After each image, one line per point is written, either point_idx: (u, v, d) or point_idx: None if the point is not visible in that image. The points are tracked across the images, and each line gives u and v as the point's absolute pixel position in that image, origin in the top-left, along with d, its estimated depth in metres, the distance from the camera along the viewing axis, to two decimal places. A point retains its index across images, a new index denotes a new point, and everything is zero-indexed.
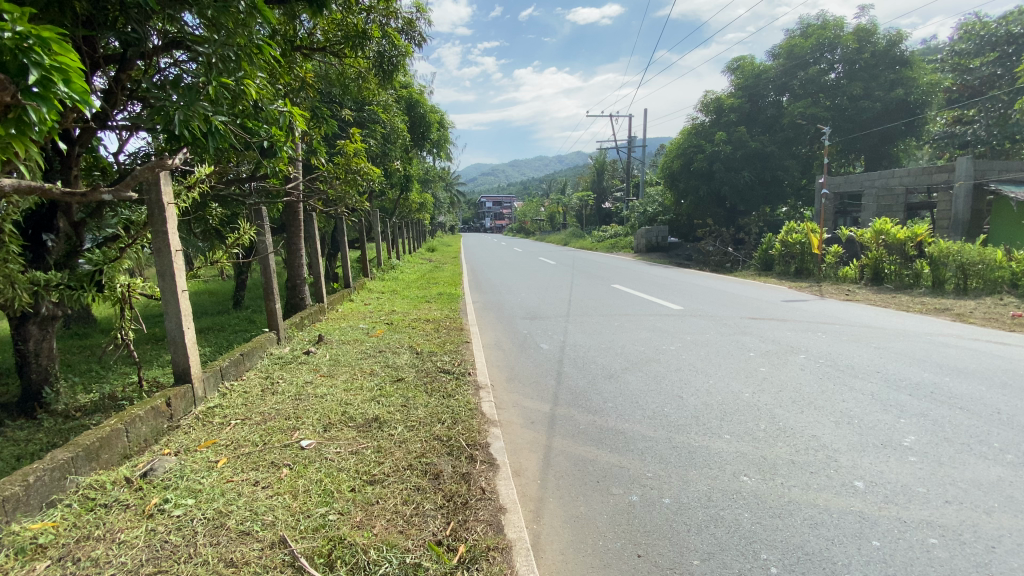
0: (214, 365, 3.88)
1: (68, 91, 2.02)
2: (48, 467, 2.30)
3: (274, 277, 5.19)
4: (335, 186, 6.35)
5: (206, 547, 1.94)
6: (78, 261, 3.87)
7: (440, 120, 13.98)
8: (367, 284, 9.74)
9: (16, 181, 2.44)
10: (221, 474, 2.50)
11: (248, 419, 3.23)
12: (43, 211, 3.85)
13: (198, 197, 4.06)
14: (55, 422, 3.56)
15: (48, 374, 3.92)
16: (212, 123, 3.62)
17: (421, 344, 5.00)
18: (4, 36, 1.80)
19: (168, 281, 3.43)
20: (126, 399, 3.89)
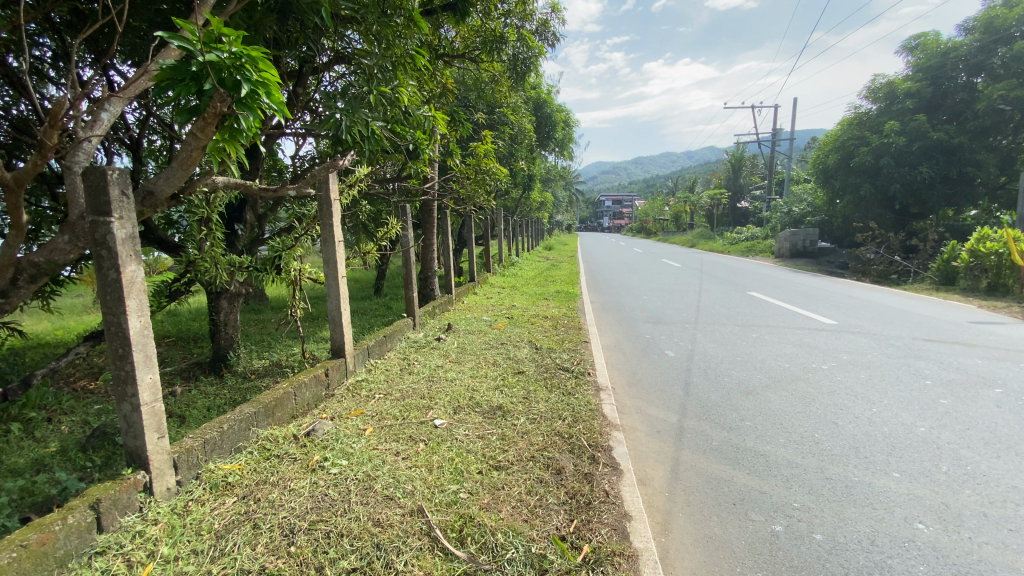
0: (362, 344, 4.34)
1: (269, 102, 2.38)
2: (238, 417, 2.76)
3: (413, 268, 5.63)
4: (466, 186, 6.71)
5: (358, 505, 2.16)
6: (259, 247, 4.57)
7: (566, 119, 14.10)
8: (490, 279, 10.12)
9: (226, 179, 2.96)
10: (369, 442, 2.78)
11: (389, 394, 3.56)
12: (236, 205, 4.62)
13: (355, 194, 4.55)
14: (236, 381, 4.26)
15: (232, 340, 4.71)
16: (371, 129, 4.03)
17: (541, 340, 5.07)
18: (223, 56, 2.17)
19: (331, 266, 3.91)
20: (289, 367, 4.52)
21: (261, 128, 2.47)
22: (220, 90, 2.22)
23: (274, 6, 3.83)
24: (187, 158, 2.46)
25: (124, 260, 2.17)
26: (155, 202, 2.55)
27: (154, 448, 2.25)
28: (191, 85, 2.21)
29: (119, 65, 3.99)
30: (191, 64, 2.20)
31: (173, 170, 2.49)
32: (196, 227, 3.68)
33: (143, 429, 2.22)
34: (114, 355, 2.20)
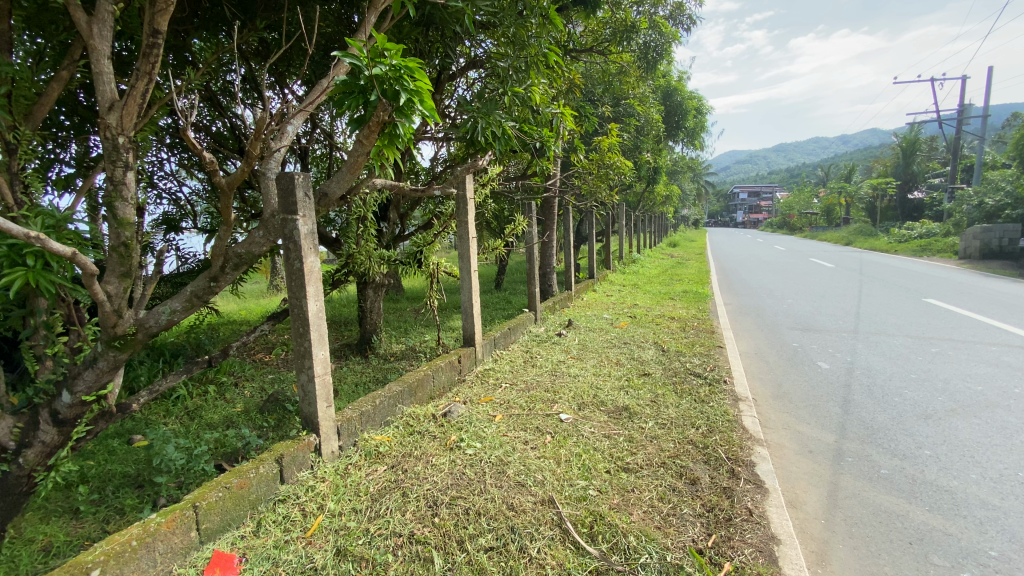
0: (489, 335, 4.55)
1: (422, 109, 2.57)
2: (387, 394, 3.07)
3: (537, 263, 5.73)
4: (589, 181, 6.62)
5: (493, 487, 2.27)
6: (402, 241, 4.98)
7: (696, 107, 13.25)
8: (610, 276, 9.91)
9: (383, 180, 3.27)
10: (499, 428, 2.92)
11: (514, 384, 3.69)
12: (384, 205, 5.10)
13: (487, 192, 4.75)
14: (378, 363, 4.74)
15: (376, 325, 5.22)
16: (504, 129, 4.13)
17: (668, 342, 4.84)
18: (386, 69, 2.40)
19: (465, 261, 4.15)
20: (422, 353, 4.90)
21: (414, 133, 2.70)
22: (382, 101, 2.48)
23: (421, 20, 4.15)
24: (354, 163, 2.76)
25: (306, 252, 2.55)
26: (328, 203, 2.87)
27: (323, 415, 2.60)
28: (359, 97, 2.50)
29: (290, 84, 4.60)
30: (360, 77, 2.47)
31: (343, 173, 2.81)
32: (353, 225, 4.14)
33: (315, 398, 2.57)
34: (297, 333, 2.59)
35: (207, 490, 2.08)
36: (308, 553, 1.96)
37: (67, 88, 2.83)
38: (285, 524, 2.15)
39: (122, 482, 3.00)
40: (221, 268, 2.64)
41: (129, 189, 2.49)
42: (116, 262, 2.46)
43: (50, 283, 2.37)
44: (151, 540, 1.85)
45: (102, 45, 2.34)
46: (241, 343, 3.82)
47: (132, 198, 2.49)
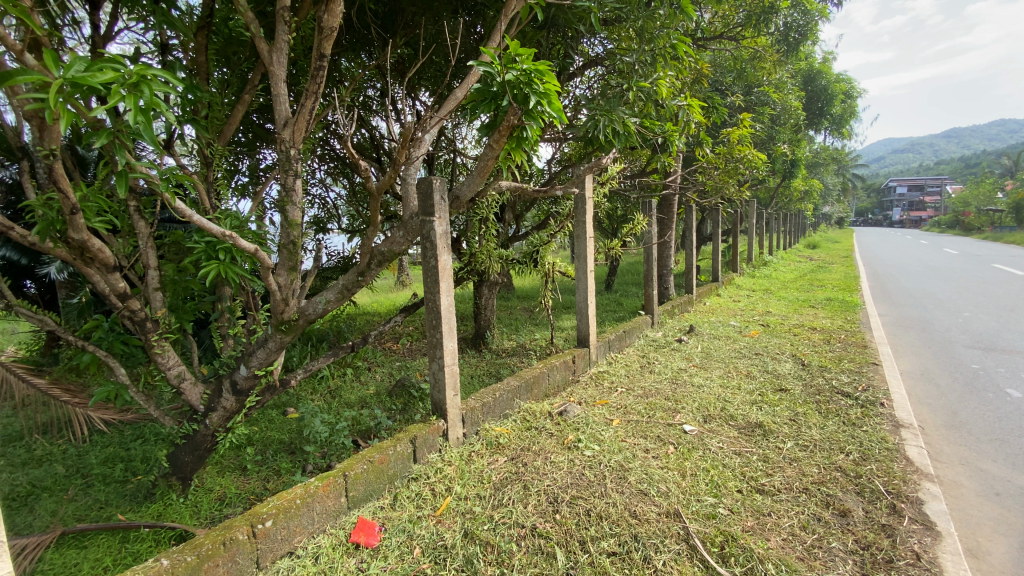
0: (605, 336, 4.48)
1: (550, 110, 2.60)
2: (507, 388, 3.17)
3: (656, 265, 5.50)
4: (715, 177, 6.20)
5: (615, 492, 2.24)
6: (518, 241, 5.06)
7: (845, 90, 11.75)
8: (735, 280, 9.15)
9: (509, 183, 3.31)
10: (617, 433, 2.86)
11: (632, 390, 3.59)
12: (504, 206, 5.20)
13: (606, 192, 4.65)
14: (491, 358, 4.90)
15: (489, 322, 5.39)
16: (626, 126, 4.02)
17: (808, 355, 4.35)
18: (516, 74, 2.47)
19: (582, 260, 4.12)
20: (534, 351, 4.98)
21: (541, 134, 2.75)
22: (513, 105, 2.56)
23: (547, 22, 4.22)
24: (484, 166, 2.79)
25: (440, 251, 2.74)
26: (459, 206, 2.96)
27: (450, 403, 2.76)
28: (490, 104, 2.63)
29: (421, 95, 4.94)
30: (492, 84, 2.60)
31: (473, 177, 2.86)
32: (476, 224, 4.32)
33: (444, 385, 2.74)
34: (431, 325, 2.79)
35: (355, 461, 2.32)
36: (438, 531, 2.10)
37: (249, 108, 3.36)
38: (417, 501, 2.32)
39: (279, 447, 3.47)
40: (367, 264, 2.77)
41: (297, 194, 2.86)
42: (286, 257, 2.87)
43: (237, 274, 2.81)
44: (312, 499, 2.11)
45: (279, 70, 2.73)
46: (375, 333, 3.85)
47: (299, 202, 2.86)
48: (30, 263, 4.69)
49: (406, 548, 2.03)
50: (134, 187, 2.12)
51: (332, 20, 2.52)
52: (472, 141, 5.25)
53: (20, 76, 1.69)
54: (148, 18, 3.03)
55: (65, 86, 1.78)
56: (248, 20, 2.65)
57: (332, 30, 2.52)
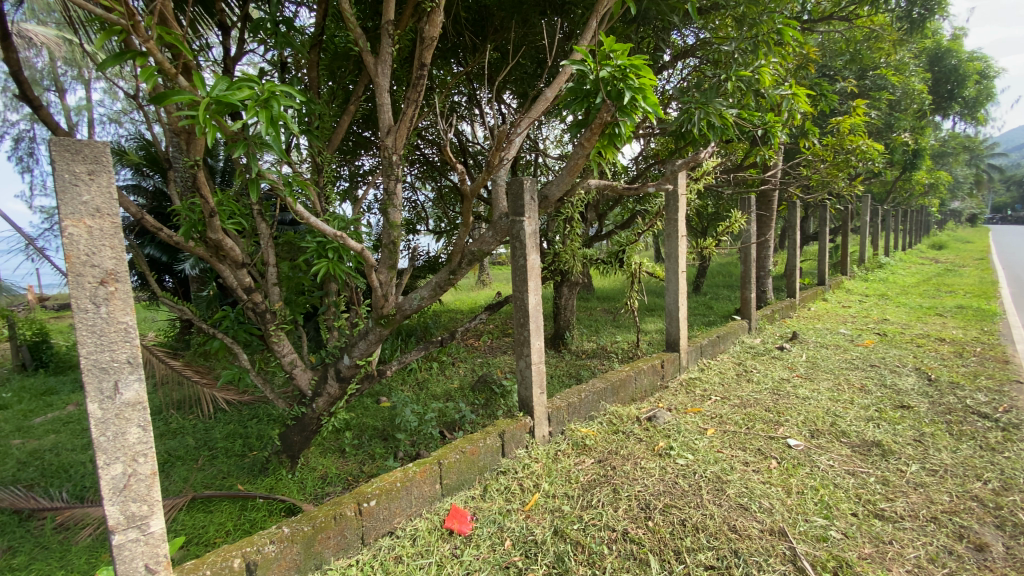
0: (696, 341, 4.28)
1: (645, 106, 2.53)
2: (593, 390, 3.14)
3: (754, 266, 5.16)
4: (822, 171, 5.69)
5: (711, 504, 2.15)
6: (603, 241, 4.97)
7: (982, 68, 10.27)
8: (845, 283, 8.31)
9: (599, 182, 3.25)
10: (712, 443, 2.73)
11: (727, 399, 3.40)
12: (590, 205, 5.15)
13: (700, 189, 4.43)
14: (572, 358, 4.87)
15: (569, 322, 5.34)
16: (723, 118, 3.80)
17: (936, 369, 3.85)
18: (612, 70, 2.43)
19: (673, 261, 3.97)
20: (617, 353, 4.88)
21: (634, 131, 2.69)
22: (607, 102, 2.53)
23: (638, 16, 4.11)
24: (574, 165, 2.77)
25: (529, 250, 2.77)
26: (548, 206, 2.95)
27: (536, 401, 2.79)
28: (584, 102, 2.63)
29: (507, 98, 5.02)
30: (585, 83, 2.59)
31: (562, 176, 2.84)
32: (560, 224, 4.30)
33: (532, 383, 2.76)
34: (519, 323, 2.83)
35: (448, 451, 2.42)
36: (528, 526, 2.13)
37: (353, 117, 3.63)
38: (506, 495, 2.37)
39: (373, 433, 3.70)
40: (458, 263, 2.83)
41: (396, 197, 3.03)
42: (386, 256, 3.05)
43: (343, 271, 3.03)
44: (410, 484, 2.23)
45: (384, 81, 2.91)
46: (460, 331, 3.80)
47: (399, 204, 3.03)
48: (170, 260, 5.41)
49: (497, 539, 2.08)
50: (263, 191, 2.37)
51: (433, 30, 2.64)
52: (556, 141, 5.24)
53: (178, 96, 1.95)
54: (269, 41, 3.37)
55: (211, 104, 2.03)
56: (358, 36, 2.85)
57: (433, 40, 2.64)
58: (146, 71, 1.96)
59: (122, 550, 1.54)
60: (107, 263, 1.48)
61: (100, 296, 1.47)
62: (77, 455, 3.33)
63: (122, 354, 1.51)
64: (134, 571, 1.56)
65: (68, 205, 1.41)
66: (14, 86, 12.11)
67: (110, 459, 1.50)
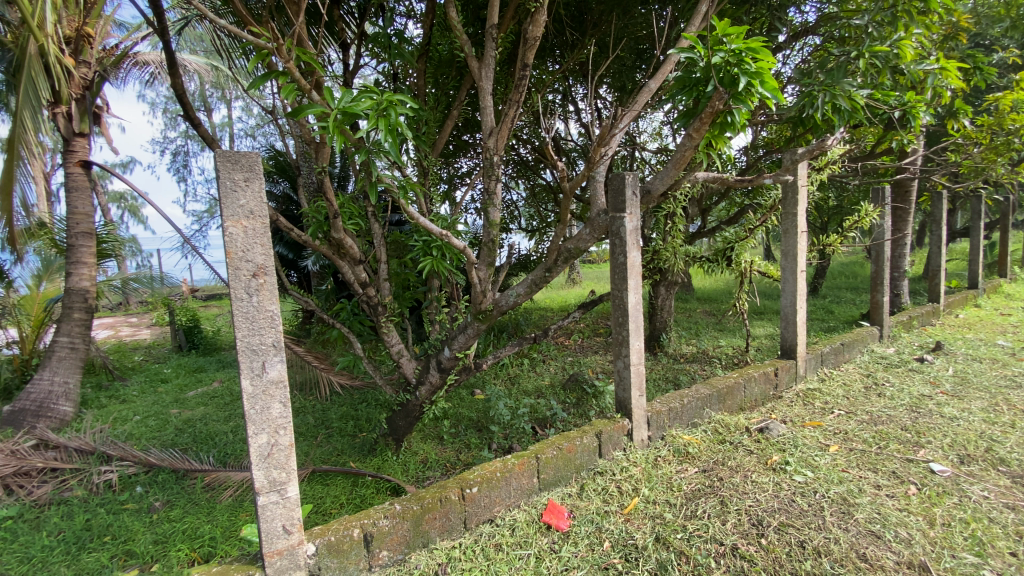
0: (816, 348, 3.91)
1: (763, 90, 2.35)
2: (697, 396, 3.00)
3: (887, 267, 4.60)
4: (975, 156, 4.90)
5: (835, 527, 1.98)
6: (708, 238, 4.70)
7: None
8: (1004, 288, 7.08)
9: (706, 174, 3.07)
10: (836, 461, 2.48)
11: (854, 414, 3.06)
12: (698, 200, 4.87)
13: (823, 181, 4.03)
14: (670, 361, 4.68)
15: (666, 324, 5.11)
16: (852, 100, 3.41)
17: None
18: (726, 54, 2.28)
19: (790, 260, 3.66)
20: (720, 357, 4.60)
21: (750, 118, 2.50)
22: (719, 89, 2.37)
23: None
24: (681, 158, 2.64)
25: (630, 247, 2.69)
26: (650, 200, 2.85)
27: (635, 403, 2.72)
28: (694, 91, 2.49)
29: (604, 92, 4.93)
30: (695, 70, 2.46)
31: (667, 169, 2.72)
32: (659, 222, 4.11)
33: (630, 384, 2.70)
34: (617, 322, 2.78)
35: (545, 446, 2.44)
36: (628, 529, 2.09)
37: (455, 121, 3.79)
38: (604, 496, 2.34)
39: (469, 424, 3.84)
40: (554, 261, 2.80)
41: (496, 197, 3.10)
42: (486, 253, 3.13)
43: (446, 268, 3.17)
44: (509, 475, 2.28)
45: (487, 84, 2.98)
46: (552, 329, 3.49)
47: (498, 203, 3.09)
48: (294, 256, 6.07)
49: (596, 539, 2.07)
50: (380, 194, 2.54)
51: (536, 30, 2.66)
52: (654, 133, 5.06)
53: (311, 110, 2.15)
54: (380, 53, 3.62)
55: (338, 115, 2.22)
56: (463, 42, 2.95)
57: (536, 40, 2.66)
58: (286, 89, 2.20)
59: (265, 510, 1.74)
60: (258, 258, 1.69)
61: (253, 287, 1.69)
62: (221, 425, 3.85)
63: (269, 338, 1.72)
64: (275, 530, 1.76)
65: (229, 209, 1.63)
66: (175, 107, 14.28)
67: (257, 429, 1.71)
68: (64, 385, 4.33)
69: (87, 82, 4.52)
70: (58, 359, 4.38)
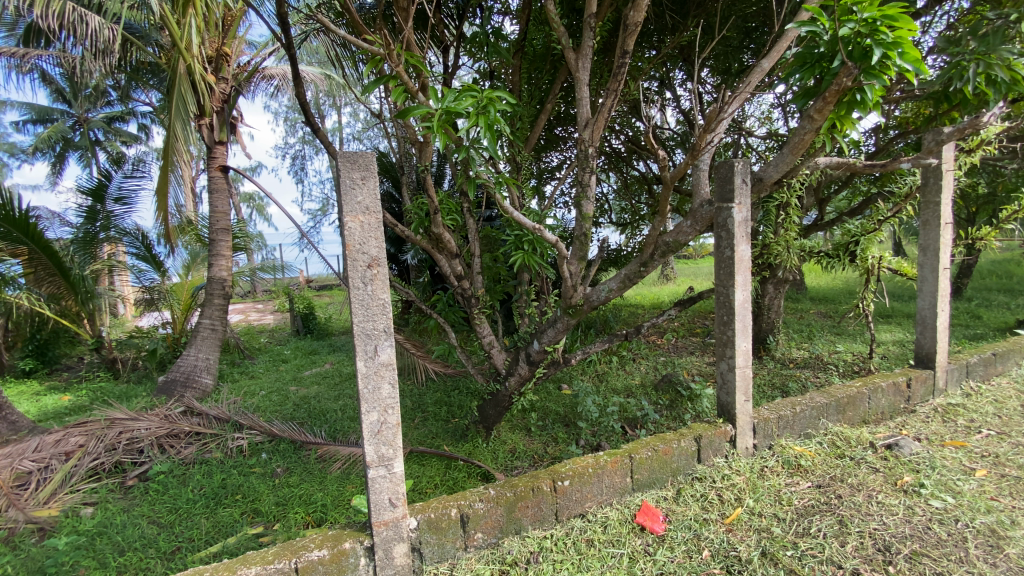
0: (959, 357, 3.41)
1: (902, 62, 2.09)
2: (811, 404, 2.74)
3: None
4: None
5: (980, 561, 1.78)
6: (827, 230, 4.28)
7: None
8: None
9: (828, 160, 2.78)
10: (984, 488, 2.17)
11: (1009, 435, 2.63)
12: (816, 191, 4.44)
13: (975, 165, 3.49)
14: (776, 365, 4.33)
15: (773, 325, 4.71)
16: (1015, 69, 2.91)
17: None
18: (857, 25, 2.06)
19: (930, 256, 3.21)
20: (835, 364, 4.17)
21: (884, 95, 2.23)
22: (848, 65, 2.13)
23: None
24: (799, 142, 2.40)
25: (738, 240, 2.51)
26: (762, 188, 2.64)
27: (740, 408, 2.55)
28: (816, 68, 2.28)
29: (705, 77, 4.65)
30: (819, 45, 2.24)
31: (783, 155, 2.50)
32: (769, 214, 3.81)
33: (735, 388, 2.53)
34: (721, 321, 2.62)
35: (640, 446, 2.37)
36: (731, 540, 1.97)
37: (549, 114, 3.79)
38: (703, 503, 2.23)
39: (556, 418, 3.84)
40: (650, 255, 2.66)
41: (590, 190, 3.03)
42: (578, 248, 3.07)
43: (538, 263, 3.16)
44: (602, 471, 2.25)
45: (584, 74, 2.93)
46: (646, 326, 3.23)
47: (592, 196, 3.02)
48: (395, 250, 6.47)
49: (694, 546, 1.98)
50: (478, 189, 2.60)
51: (638, 15, 2.55)
52: (762, 118, 4.69)
53: (417, 111, 2.25)
54: (477, 52, 3.72)
55: (440, 114, 2.31)
56: (560, 34, 2.91)
57: (637, 25, 2.55)
58: (395, 91, 2.32)
59: (374, 483, 1.88)
60: (372, 251, 1.82)
61: (367, 277, 1.82)
62: (330, 404, 4.21)
63: (380, 324, 1.85)
64: (382, 502, 1.89)
65: (349, 205, 1.77)
66: (294, 115, 15.80)
67: (369, 407, 1.85)
68: (206, 360, 5.00)
69: (226, 96, 5.16)
70: (201, 338, 5.06)
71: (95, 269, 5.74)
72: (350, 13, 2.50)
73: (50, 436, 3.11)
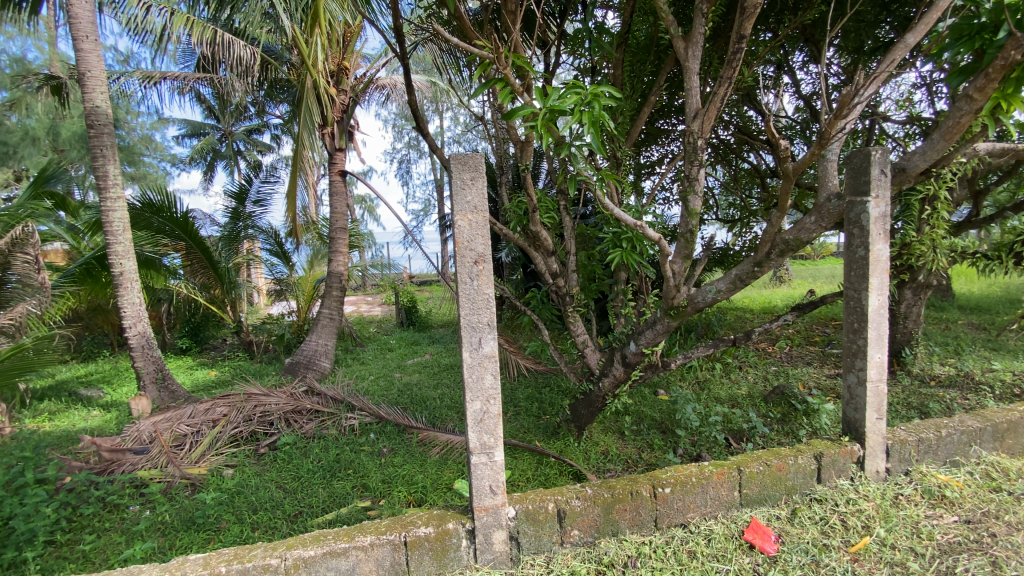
0: None
1: None
2: (961, 428, 2.39)
3: None
4: None
5: None
6: (982, 228, 3.69)
7: None
8: None
9: (989, 146, 2.39)
10: None
11: None
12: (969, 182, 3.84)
13: None
14: (912, 382, 3.80)
15: (910, 336, 4.14)
16: None
17: None
18: None
19: None
20: (991, 385, 3.57)
21: None
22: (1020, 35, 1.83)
23: None
24: (952, 127, 2.08)
25: (874, 238, 2.24)
26: (904, 180, 2.33)
27: (872, 426, 2.27)
28: (975, 41, 2.00)
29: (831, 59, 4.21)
30: (980, 14, 1.97)
31: (932, 142, 2.19)
32: (909, 209, 3.35)
33: (866, 404, 2.27)
34: (849, 328, 2.36)
35: (750, 459, 2.21)
36: (856, 571, 1.79)
37: (652, 107, 3.66)
38: (823, 527, 2.03)
39: (652, 424, 3.71)
40: (766, 254, 2.46)
41: (697, 185, 2.88)
42: (682, 246, 2.92)
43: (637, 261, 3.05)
44: (706, 482, 2.14)
45: (694, 64, 2.79)
46: (757, 331, 2.99)
47: (699, 191, 2.87)
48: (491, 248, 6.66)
49: (811, 572, 1.82)
50: (579, 186, 2.59)
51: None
52: (901, 101, 4.14)
53: (523, 111, 2.29)
54: (579, 49, 3.70)
55: (544, 112, 2.32)
56: (669, 23, 2.78)
57: (756, 7, 2.38)
58: (502, 93, 2.37)
59: (476, 469, 1.96)
60: (479, 248, 1.89)
61: (474, 272, 1.89)
62: (430, 392, 4.44)
63: (485, 317, 1.91)
64: (483, 488, 1.96)
65: (459, 204, 1.86)
66: (401, 122, 16.89)
67: (473, 396, 1.93)
68: (323, 346, 5.53)
69: (345, 106, 5.65)
70: (321, 325, 5.61)
71: (237, 262, 6.60)
72: (461, 20, 2.62)
73: (201, 405, 3.64)
